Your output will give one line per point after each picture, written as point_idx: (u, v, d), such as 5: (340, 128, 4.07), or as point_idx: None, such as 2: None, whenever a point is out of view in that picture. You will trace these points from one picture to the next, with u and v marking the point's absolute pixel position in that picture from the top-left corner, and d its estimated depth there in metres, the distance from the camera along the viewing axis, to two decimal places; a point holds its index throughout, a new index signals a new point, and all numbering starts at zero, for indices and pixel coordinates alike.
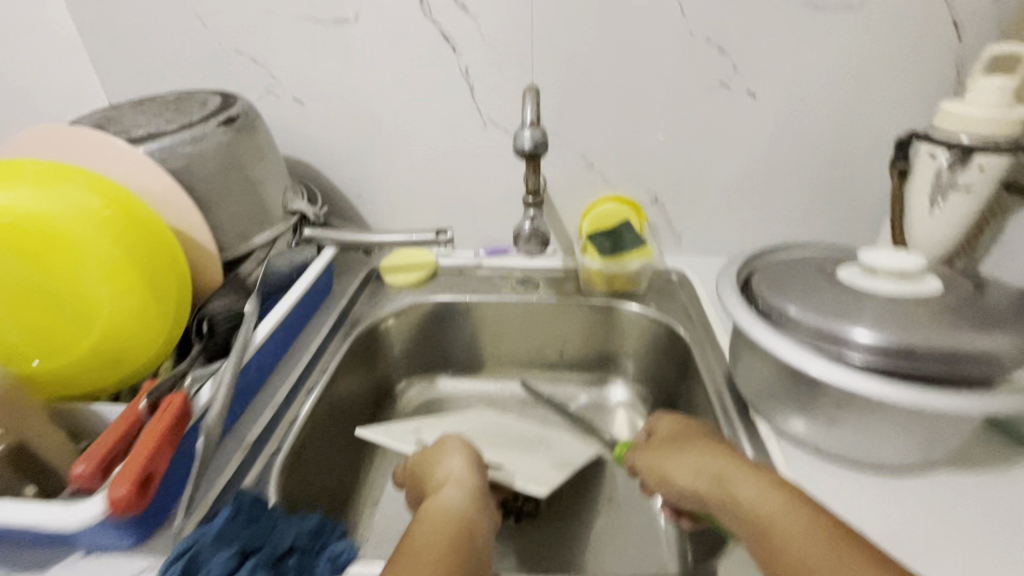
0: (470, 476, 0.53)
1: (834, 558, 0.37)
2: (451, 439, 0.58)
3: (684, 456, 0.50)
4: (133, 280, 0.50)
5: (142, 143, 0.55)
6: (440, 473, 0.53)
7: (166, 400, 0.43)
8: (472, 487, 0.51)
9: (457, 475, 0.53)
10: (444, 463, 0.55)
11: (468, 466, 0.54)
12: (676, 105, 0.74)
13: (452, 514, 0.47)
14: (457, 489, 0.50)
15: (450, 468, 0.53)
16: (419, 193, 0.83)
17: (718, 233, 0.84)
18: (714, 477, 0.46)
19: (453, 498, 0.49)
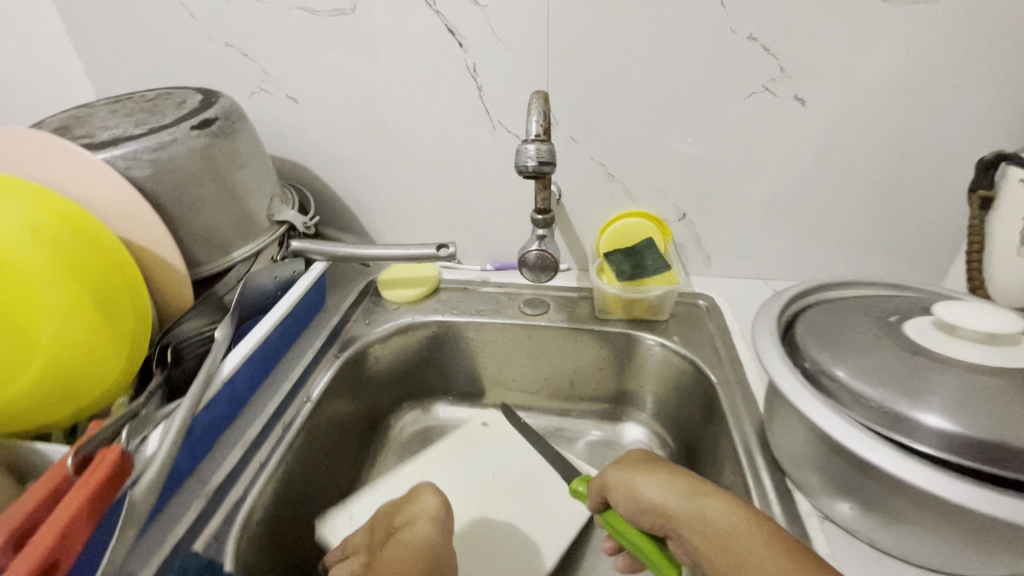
0: (439, 517, 0.46)
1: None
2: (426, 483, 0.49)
3: (654, 472, 0.45)
4: (81, 303, 0.44)
5: (103, 150, 0.50)
6: (411, 512, 0.46)
7: (99, 455, 0.37)
8: (439, 529, 0.45)
9: (427, 517, 0.46)
10: (415, 501, 0.47)
11: (441, 505, 0.47)
12: (712, 111, 0.65)
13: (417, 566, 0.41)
14: (427, 535, 0.44)
15: (421, 508, 0.46)
16: (422, 201, 0.76)
17: (753, 254, 0.75)
18: (688, 495, 0.41)
19: (419, 543, 0.43)
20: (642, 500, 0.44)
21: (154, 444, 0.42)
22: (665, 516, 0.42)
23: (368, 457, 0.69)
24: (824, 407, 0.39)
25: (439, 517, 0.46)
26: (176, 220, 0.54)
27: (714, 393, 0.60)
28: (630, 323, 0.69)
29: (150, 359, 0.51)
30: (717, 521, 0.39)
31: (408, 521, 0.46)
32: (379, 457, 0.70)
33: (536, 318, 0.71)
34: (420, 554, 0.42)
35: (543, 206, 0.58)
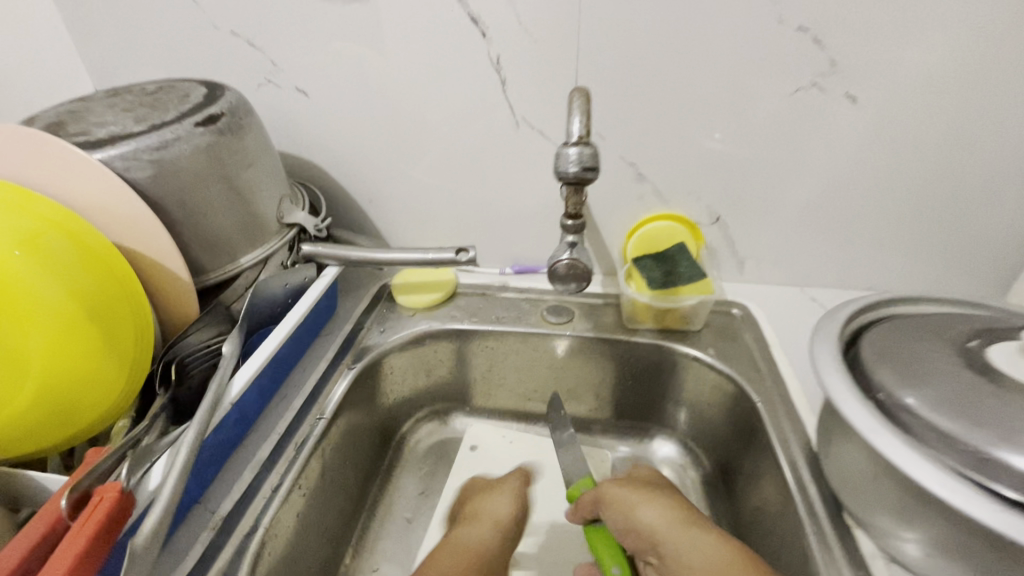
0: (511, 525, 0.51)
1: None
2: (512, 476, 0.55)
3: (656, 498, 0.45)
4: (76, 318, 0.41)
5: (99, 149, 0.46)
6: (484, 505, 0.52)
7: (94, 496, 0.34)
8: (506, 531, 0.50)
9: (500, 518, 0.51)
10: (491, 493, 0.54)
11: (518, 511, 0.52)
12: (754, 107, 0.61)
13: (473, 551, 0.47)
14: (489, 534, 0.49)
15: (497, 510, 0.52)
16: (439, 202, 0.72)
17: (789, 260, 0.71)
18: (682, 529, 0.42)
19: (478, 538, 0.49)
20: (636, 523, 0.44)
21: (157, 478, 0.38)
22: (653, 542, 0.43)
23: (382, 473, 0.65)
24: (903, 446, 0.35)
25: (511, 524, 0.51)
26: (180, 225, 0.50)
27: (756, 412, 0.56)
28: (660, 334, 0.65)
29: (153, 375, 0.48)
30: (699, 563, 0.40)
31: (478, 514, 0.51)
32: (393, 472, 0.66)
33: (560, 326, 0.67)
34: (478, 548, 0.48)
35: (574, 211, 0.54)
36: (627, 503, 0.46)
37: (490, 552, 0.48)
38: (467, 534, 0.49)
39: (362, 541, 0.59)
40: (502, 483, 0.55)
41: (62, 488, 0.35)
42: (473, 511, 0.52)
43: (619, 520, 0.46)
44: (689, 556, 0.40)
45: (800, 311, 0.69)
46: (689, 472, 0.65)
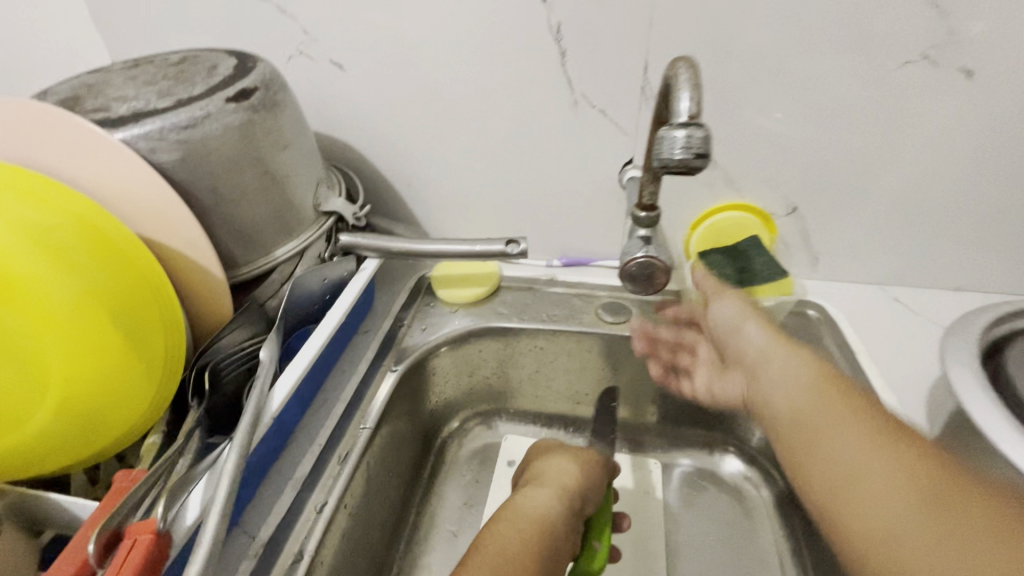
0: (579, 493, 0.48)
1: (859, 436, 0.41)
2: (588, 453, 0.52)
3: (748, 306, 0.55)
4: (100, 325, 0.36)
5: (120, 128, 0.40)
6: (550, 470, 0.49)
7: (125, 538, 0.29)
8: (574, 499, 0.47)
9: (569, 482, 0.48)
10: (558, 459, 0.51)
11: (586, 483, 0.49)
12: (852, 85, 0.53)
13: (539, 515, 0.44)
14: (557, 498, 0.46)
15: (565, 475, 0.49)
16: (484, 188, 0.66)
17: (870, 256, 0.64)
18: (775, 347, 0.50)
19: (545, 500, 0.45)
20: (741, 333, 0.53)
21: (195, 511, 0.33)
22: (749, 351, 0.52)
23: (422, 482, 0.61)
24: None
25: (578, 491, 0.48)
26: (211, 214, 0.44)
27: None
28: None
29: (185, 382, 0.43)
30: (791, 383, 0.47)
31: (544, 479, 0.48)
32: (434, 480, 0.62)
33: (618, 326, 0.62)
34: (543, 514, 0.44)
35: (649, 202, 0.48)
36: (732, 321, 0.54)
37: (557, 516, 0.45)
38: (535, 495, 0.46)
39: (406, 556, 0.55)
40: (573, 453, 0.52)
41: (88, 526, 0.30)
42: (539, 477, 0.49)
43: (726, 327, 0.55)
44: (776, 376, 0.49)
45: (881, 315, 0.63)
46: (760, 491, 0.60)
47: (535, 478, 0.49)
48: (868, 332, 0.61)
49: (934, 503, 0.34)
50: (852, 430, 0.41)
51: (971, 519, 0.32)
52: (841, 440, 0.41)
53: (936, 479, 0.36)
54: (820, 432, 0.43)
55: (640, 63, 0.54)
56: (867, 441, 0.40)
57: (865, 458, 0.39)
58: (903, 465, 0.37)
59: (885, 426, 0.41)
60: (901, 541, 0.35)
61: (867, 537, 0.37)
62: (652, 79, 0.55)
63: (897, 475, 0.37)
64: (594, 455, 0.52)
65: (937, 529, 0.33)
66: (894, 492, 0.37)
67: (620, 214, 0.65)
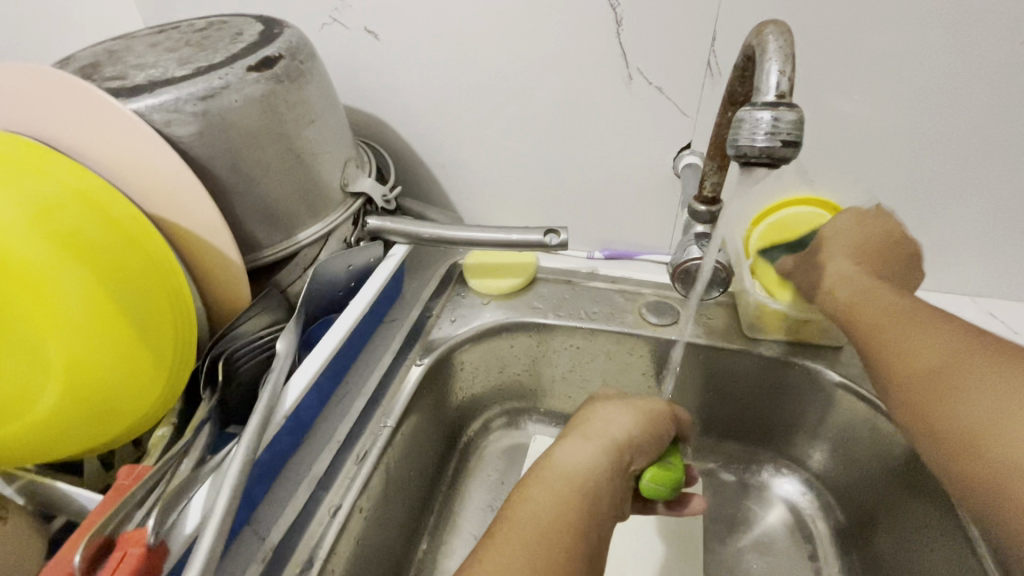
0: (630, 449, 0.39)
1: (902, 352, 0.38)
2: (648, 402, 0.42)
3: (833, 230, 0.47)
4: (106, 303, 0.34)
5: (134, 97, 0.37)
6: (596, 420, 0.40)
7: (116, 549, 0.27)
8: (623, 455, 0.38)
9: (619, 436, 0.39)
10: (607, 406, 0.42)
11: (641, 436, 0.40)
12: (965, 60, 0.44)
13: (577, 475, 0.36)
14: (602, 454, 0.37)
15: (614, 427, 0.39)
16: (524, 172, 0.61)
17: (961, 264, 0.56)
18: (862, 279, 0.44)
19: (588, 457, 0.37)
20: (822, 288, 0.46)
21: (194, 519, 0.31)
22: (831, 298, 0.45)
23: (444, 481, 0.58)
24: None
25: (630, 446, 0.39)
26: (231, 192, 0.42)
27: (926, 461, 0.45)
28: (789, 346, 0.54)
29: (198, 373, 0.41)
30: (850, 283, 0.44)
31: (587, 430, 0.40)
32: (458, 479, 0.59)
33: (664, 329, 0.56)
34: (582, 474, 0.36)
35: (710, 195, 0.43)
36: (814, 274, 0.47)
37: (602, 476, 0.36)
38: (574, 449, 0.38)
39: (426, 557, 0.53)
40: (628, 401, 0.42)
41: (77, 532, 0.28)
42: (584, 427, 0.40)
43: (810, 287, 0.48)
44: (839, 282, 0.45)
45: None
46: (815, 522, 0.55)
47: (577, 422, 0.41)
48: None
49: (938, 373, 0.36)
50: (899, 342, 0.39)
51: (971, 378, 0.34)
52: (880, 344, 0.40)
53: (943, 353, 0.36)
54: (877, 344, 0.40)
55: (708, 33, 0.48)
56: (912, 329, 0.39)
57: (886, 338, 0.40)
58: (938, 348, 0.37)
59: (915, 309, 0.40)
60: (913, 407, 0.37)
61: (896, 417, 0.38)
62: (721, 52, 0.48)
63: (916, 352, 0.38)
64: (654, 401, 0.43)
65: (941, 391, 0.35)
66: (913, 369, 0.37)
67: (673, 205, 0.59)
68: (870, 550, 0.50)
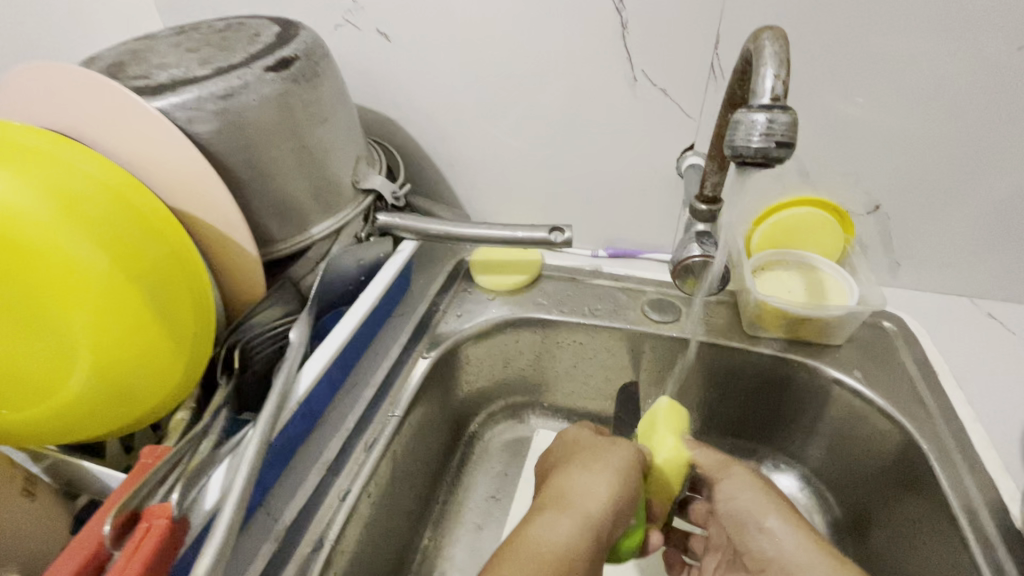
0: (606, 521, 0.39)
1: None
2: (619, 456, 0.43)
3: (780, 528, 0.41)
4: (115, 291, 0.34)
5: (158, 96, 0.39)
6: (574, 491, 0.40)
7: (142, 521, 0.29)
8: (601, 528, 0.38)
9: (595, 510, 0.39)
10: (584, 473, 0.42)
11: (618, 502, 0.40)
12: (963, 66, 0.45)
13: (554, 556, 0.36)
14: (579, 531, 0.38)
15: (591, 498, 0.39)
16: (530, 172, 0.62)
17: (959, 265, 0.57)
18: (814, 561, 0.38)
19: (563, 535, 0.37)
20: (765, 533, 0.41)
21: (213, 496, 0.33)
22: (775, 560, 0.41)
23: (450, 472, 0.59)
24: None
25: (607, 518, 0.39)
26: (248, 187, 0.43)
27: (922, 457, 0.46)
28: (787, 344, 0.55)
29: (215, 359, 0.42)
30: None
31: (565, 503, 0.40)
32: (462, 470, 0.60)
33: (665, 326, 0.57)
34: (559, 555, 0.36)
35: (711, 194, 0.44)
36: (749, 504, 0.43)
37: (579, 555, 0.36)
38: (551, 525, 0.38)
39: (431, 545, 0.55)
40: (602, 459, 0.43)
41: (106, 506, 0.30)
42: (560, 499, 0.40)
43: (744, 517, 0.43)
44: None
45: (969, 331, 0.56)
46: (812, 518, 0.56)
47: (550, 494, 0.41)
48: (953, 351, 0.54)
49: None
50: None
51: None
52: None
53: None
54: None
55: (711, 37, 0.49)
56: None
57: None
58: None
59: None
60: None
61: None
62: (724, 55, 0.50)
63: None
64: (628, 454, 0.44)
65: None
66: None
67: (675, 205, 0.60)
68: (864, 546, 0.51)
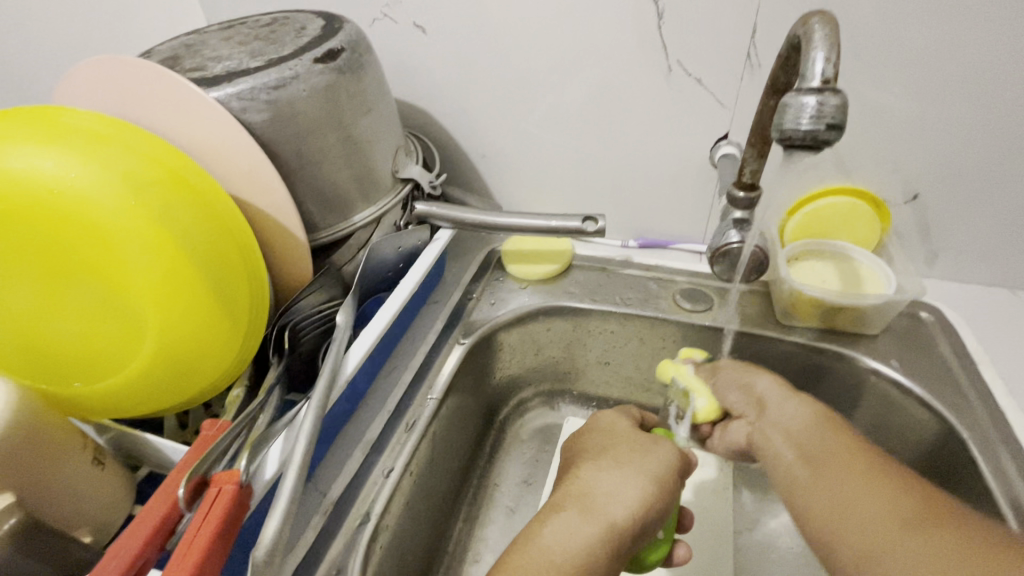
0: (629, 533, 0.37)
1: (842, 465, 0.38)
2: (657, 461, 0.41)
3: (765, 385, 0.46)
4: (186, 302, 0.36)
5: (215, 86, 0.40)
6: (600, 493, 0.39)
7: (211, 486, 0.31)
8: (624, 539, 0.37)
9: (621, 516, 0.37)
10: (612, 474, 0.40)
11: (647, 510, 0.38)
12: (1009, 51, 0.45)
13: (568, 565, 0.35)
14: (602, 538, 0.36)
15: (617, 505, 0.38)
16: (562, 163, 0.63)
17: (998, 255, 0.56)
18: (784, 399, 0.45)
19: (580, 542, 0.36)
20: (750, 390, 0.47)
21: (274, 465, 0.35)
22: (757, 406, 0.46)
23: (483, 457, 0.61)
24: None
25: (629, 531, 0.37)
26: (297, 175, 0.45)
27: (961, 446, 0.46)
28: (822, 333, 0.55)
29: (267, 340, 0.45)
30: (805, 427, 0.42)
31: (589, 505, 0.38)
32: (494, 455, 0.62)
33: (697, 315, 0.58)
34: (576, 562, 0.35)
35: (749, 180, 0.44)
36: (737, 375, 0.48)
37: (597, 563, 0.35)
38: (565, 529, 0.37)
39: (465, 526, 0.56)
40: (635, 460, 0.41)
41: (177, 472, 0.32)
42: (584, 501, 0.39)
43: (732, 382, 0.48)
44: (786, 420, 0.43)
45: (1009, 322, 0.55)
46: None
47: (568, 492, 0.40)
48: (991, 342, 0.53)
49: (915, 524, 0.33)
50: (843, 454, 0.39)
51: (873, 495, 0.35)
52: (834, 493, 0.37)
53: (903, 499, 0.34)
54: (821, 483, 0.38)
55: (749, 25, 0.49)
56: (852, 472, 0.37)
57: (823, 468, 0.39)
58: (857, 484, 0.36)
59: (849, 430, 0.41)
60: (810, 491, 0.38)
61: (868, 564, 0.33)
62: (760, 43, 0.50)
63: (878, 498, 0.35)
64: (668, 459, 0.42)
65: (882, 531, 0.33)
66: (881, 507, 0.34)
67: (707, 195, 0.60)
68: None
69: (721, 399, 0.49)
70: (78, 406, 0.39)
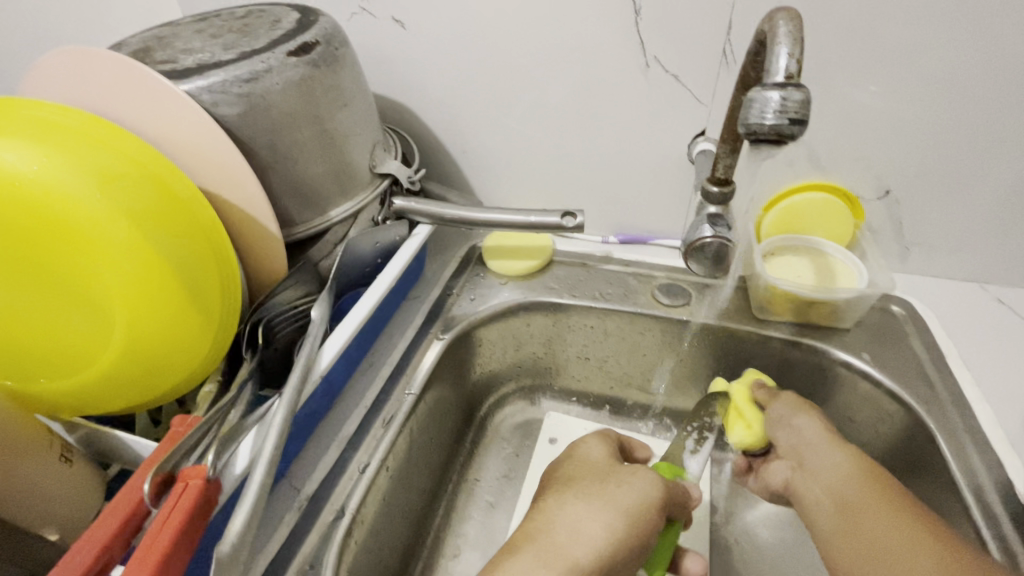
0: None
1: (887, 528, 0.39)
2: (628, 497, 0.40)
3: (811, 430, 0.46)
4: (155, 300, 0.36)
5: (185, 79, 0.40)
6: (559, 532, 0.39)
7: (179, 480, 0.31)
8: None
9: (581, 557, 0.37)
10: (575, 506, 0.40)
11: (618, 546, 0.38)
12: (974, 50, 0.46)
13: None
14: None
15: (579, 546, 0.38)
16: (542, 159, 0.63)
17: (967, 251, 0.57)
18: (828, 446, 0.45)
19: None
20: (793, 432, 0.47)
21: (244, 460, 0.35)
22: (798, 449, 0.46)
23: (463, 452, 0.61)
24: None
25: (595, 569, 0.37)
26: (271, 170, 0.44)
27: (929, 436, 0.47)
28: (798, 328, 0.55)
29: (240, 336, 0.44)
30: (848, 480, 0.42)
31: (542, 544, 0.38)
32: (475, 450, 0.62)
33: (675, 310, 0.58)
34: None
35: (723, 176, 0.45)
36: (783, 414, 0.48)
37: None
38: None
39: (445, 521, 0.56)
40: (608, 494, 0.41)
41: (144, 467, 0.32)
42: (539, 544, 0.38)
43: (778, 421, 0.48)
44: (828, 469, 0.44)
45: (977, 315, 0.56)
46: None
47: (526, 534, 0.40)
48: (960, 335, 0.54)
49: None
50: (885, 516, 0.39)
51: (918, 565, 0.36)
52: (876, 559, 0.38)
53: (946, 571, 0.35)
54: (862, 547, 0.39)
55: (724, 23, 0.49)
56: (895, 538, 0.38)
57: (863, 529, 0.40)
58: (899, 551, 0.37)
59: (890, 485, 0.41)
60: (847, 549, 0.40)
61: None
62: (736, 41, 0.50)
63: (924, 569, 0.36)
64: (643, 492, 0.41)
65: None
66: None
67: (685, 191, 0.60)
68: None
69: (768, 432, 0.49)
70: (44, 404, 0.38)
